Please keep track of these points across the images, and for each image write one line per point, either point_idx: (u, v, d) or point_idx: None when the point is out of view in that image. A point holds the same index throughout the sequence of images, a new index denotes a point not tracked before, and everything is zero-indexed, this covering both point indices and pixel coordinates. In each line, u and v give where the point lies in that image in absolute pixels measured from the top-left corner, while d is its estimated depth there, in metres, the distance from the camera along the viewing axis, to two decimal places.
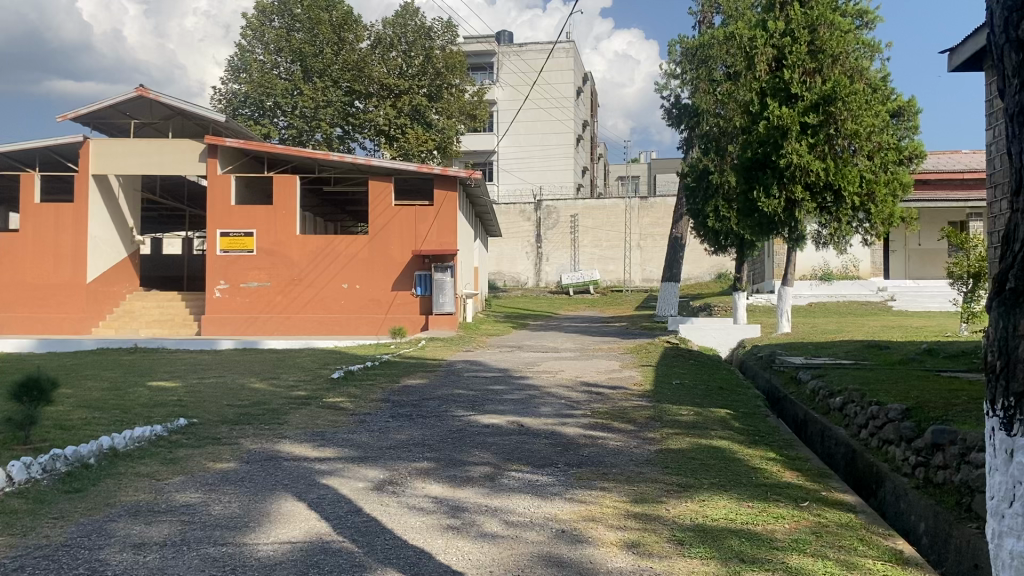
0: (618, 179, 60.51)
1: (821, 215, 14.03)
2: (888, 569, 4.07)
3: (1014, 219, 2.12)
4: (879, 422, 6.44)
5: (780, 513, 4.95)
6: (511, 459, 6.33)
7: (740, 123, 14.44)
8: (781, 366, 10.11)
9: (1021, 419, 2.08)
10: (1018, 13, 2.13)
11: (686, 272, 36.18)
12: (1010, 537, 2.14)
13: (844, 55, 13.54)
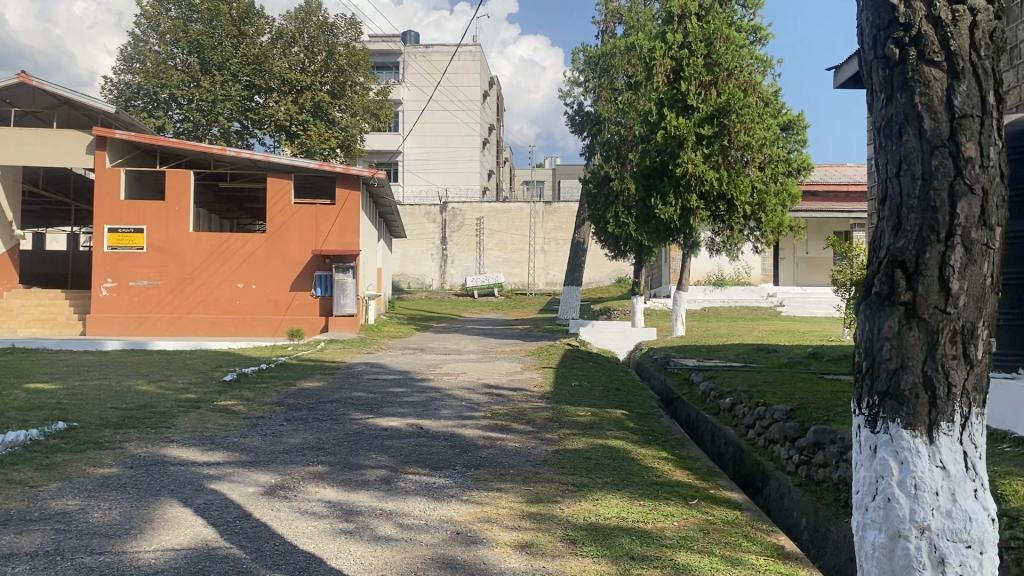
0: (522, 184, 60.98)
1: (714, 223, 14.49)
2: (770, 564, 4.22)
3: (876, 228, 2.21)
4: (765, 422, 6.68)
5: (671, 511, 5.08)
6: (409, 461, 6.29)
7: (639, 132, 14.75)
8: (676, 368, 10.38)
9: (884, 418, 2.19)
10: (884, 29, 2.21)
11: (589, 276, 36.82)
12: (873, 530, 2.25)
13: (738, 69, 14.04)
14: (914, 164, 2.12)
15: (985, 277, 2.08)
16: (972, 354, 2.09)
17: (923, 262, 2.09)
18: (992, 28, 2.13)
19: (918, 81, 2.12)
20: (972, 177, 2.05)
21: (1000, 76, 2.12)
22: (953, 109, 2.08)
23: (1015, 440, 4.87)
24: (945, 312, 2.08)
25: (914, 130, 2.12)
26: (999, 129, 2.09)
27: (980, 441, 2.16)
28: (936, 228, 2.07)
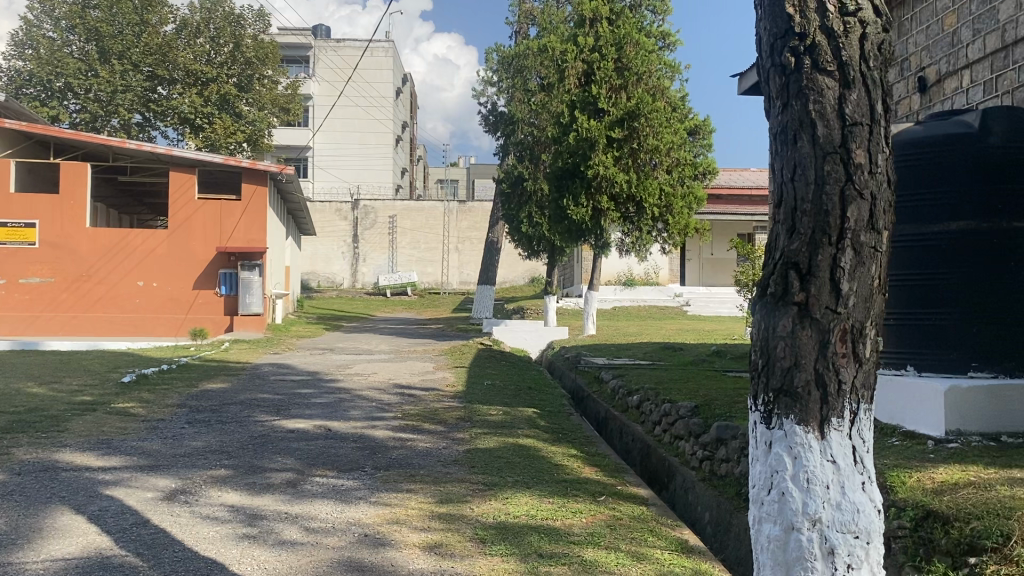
0: (436, 182, 60.80)
1: (624, 224, 14.76)
2: (675, 558, 4.32)
3: (772, 230, 2.27)
4: (671, 419, 6.84)
5: (579, 508, 5.15)
6: (316, 464, 6.17)
7: (551, 134, 14.88)
8: (586, 366, 10.50)
9: (778, 414, 2.26)
10: (781, 38, 2.26)
11: (502, 276, 36.95)
12: (767, 523, 2.31)
13: (647, 73, 14.35)
14: (808, 169, 2.18)
15: (873, 279, 2.16)
16: (861, 352, 2.17)
17: (815, 264, 2.16)
18: (880, 40, 2.21)
19: (811, 90, 2.18)
20: (862, 183, 2.13)
21: (887, 87, 2.20)
22: (844, 117, 2.15)
23: (903, 434, 5.13)
24: (835, 311, 2.15)
25: (809, 136, 2.18)
26: (886, 138, 2.18)
27: (868, 436, 2.25)
28: (827, 232, 2.14)
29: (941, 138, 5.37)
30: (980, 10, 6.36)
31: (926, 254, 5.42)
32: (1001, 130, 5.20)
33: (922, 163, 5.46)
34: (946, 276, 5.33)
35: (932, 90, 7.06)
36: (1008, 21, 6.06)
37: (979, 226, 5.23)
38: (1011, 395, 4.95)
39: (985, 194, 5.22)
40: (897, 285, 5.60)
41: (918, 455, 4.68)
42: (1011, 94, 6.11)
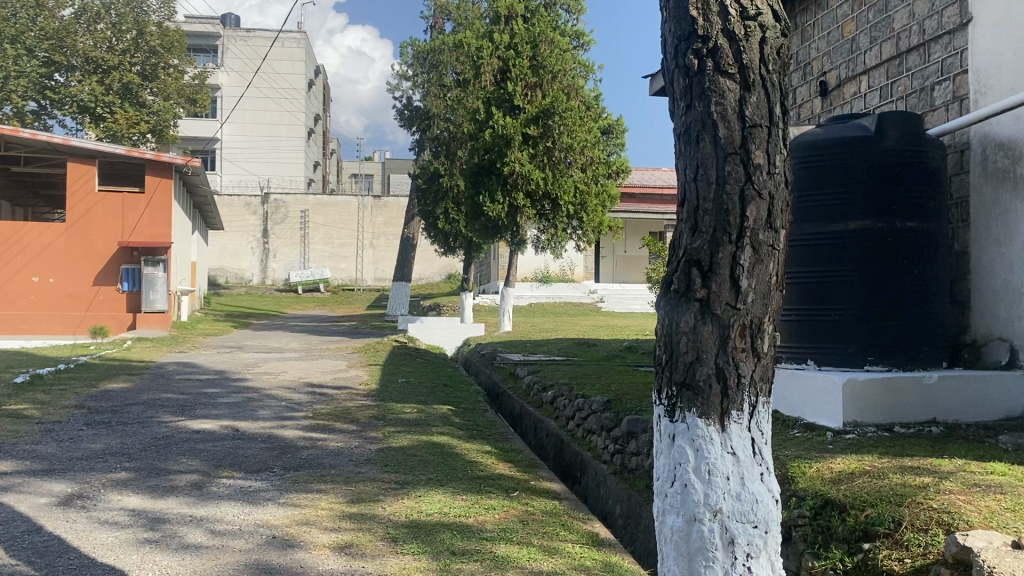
0: (350, 177, 60.00)
1: (539, 222, 14.85)
2: (586, 552, 4.37)
3: (676, 229, 2.31)
4: (584, 413, 6.93)
5: (492, 504, 5.16)
6: (222, 465, 6.01)
7: (467, 130, 14.82)
8: (501, 363, 10.52)
9: (681, 407, 2.30)
10: (685, 40, 2.30)
11: (418, 272, 36.75)
12: (671, 515, 2.36)
13: (562, 72, 14.47)
14: (710, 169, 2.22)
15: (771, 276, 2.22)
16: (759, 348, 2.24)
17: (716, 260, 2.21)
18: (779, 45, 2.27)
19: (713, 92, 2.22)
20: (761, 183, 2.19)
21: (785, 91, 2.26)
22: (744, 119, 2.20)
23: (804, 426, 5.32)
24: (735, 308, 2.21)
25: (711, 137, 2.22)
26: (785, 140, 2.24)
27: (766, 429, 2.31)
28: (728, 230, 2.19)
29: (840, 141, 5.59)
30: (877, 19, 6.65)
31: (825, 252, 5.63)
32: (894, 135, 5.47)
33: (821, 164, 5.67)
34: (844, 274, 5.55)
35: (832, 94, 7.33)
36: (903, 29, 6.36)
37: (875, 226, 5.46)
38: (904, 387, 5.20)
39: (880, 196, 5.46)
40: (799, 282, 5.80)
41: (817, 446, 4.87)
42: (904, 100, 6.40)
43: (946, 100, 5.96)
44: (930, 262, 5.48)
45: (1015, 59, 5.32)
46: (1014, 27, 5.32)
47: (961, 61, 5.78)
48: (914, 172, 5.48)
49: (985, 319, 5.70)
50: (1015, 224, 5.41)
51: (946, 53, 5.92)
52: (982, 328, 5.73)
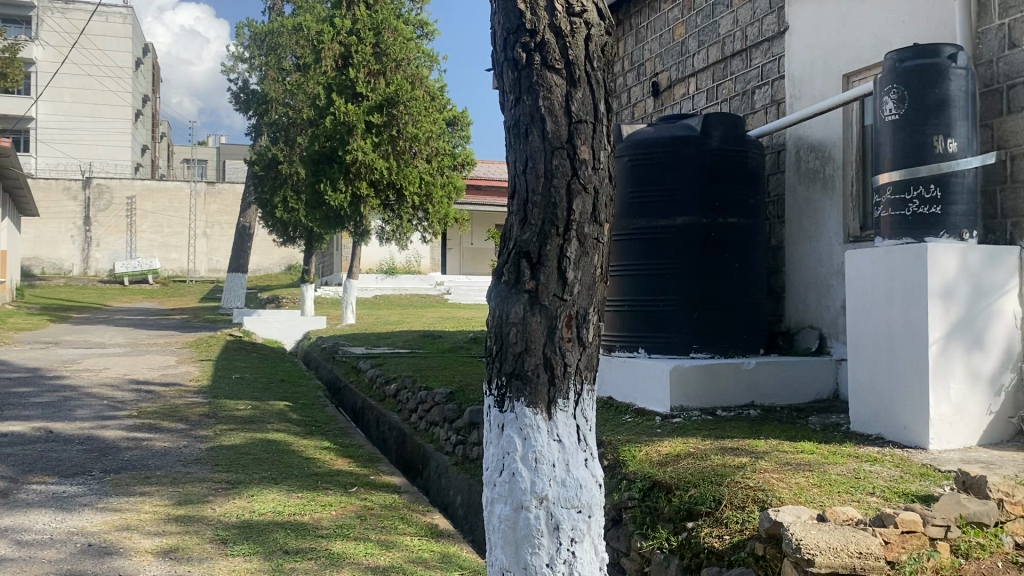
0: (182, 162, 57.11)
1: (383, 212, 14.66)
2: (423, 544, 4.36)
3: (506, 220, 2.31)
4: (426, 406, 6.92)
5: (328, 500, 5.04)
6: (32, 470, 5.56)
7: (307, 116, 14.40)
8: (343, 357, 10.33)
9: (510, 397, 2.33)
10: (513, 33, 2.29)
11: (256, 263, 35.53)
12: (499, 504, 2.37)
13: (405, 61, 14.37)
14: (538, 162, 2.24)
15: (595, 268, 2.28)
16: (585, 337, 2.29)
17: (545, 253, 2.24)
18: (603, 43, 2.32)
19: (541, 86, 2.24)
20: (587, 178, 2.23)
21: (609, 88, 2.31)
22: (570, 114, 2.23)
23: (635, 411, 5.55)
24: (562, 298, 2.25)
25: (539, 131, 2.24)
26: (609, 136, 2.29)
27: (591, 415, 2.38)
28: (555, 223, 2.23)
29: (669, 140, 5.84)
30: (704, 23, 7.00)
31: (655, 245, 5.86)
32: (718, 135, 5.79)
33: (651, 161, 5.89)
34: (672, 266, 5.80)
35: (664, 94, 7.63)
36: (727, 35, 6.72)
37: (701, 221, 5.76)
38: (726, 373, 5.52)
39: (706, 193, 5.76)
40: (630, 274, 6.00)
41: (647, 430, 5.08)
42: (729, 102, 6.76)
43: (765, 103, 6.35)
44: (748, 255, 5.87)
45: (825, 67, 5.74)
46: (824, 38, 5.75)
47: (778, 67, 6.18)
48: (735, 171, 5.84)
49: (798, 308, 6.14)
50: (824, 220, 5.85)
51: (766, 59, 6.31)
52: (794, 316, 6.17)
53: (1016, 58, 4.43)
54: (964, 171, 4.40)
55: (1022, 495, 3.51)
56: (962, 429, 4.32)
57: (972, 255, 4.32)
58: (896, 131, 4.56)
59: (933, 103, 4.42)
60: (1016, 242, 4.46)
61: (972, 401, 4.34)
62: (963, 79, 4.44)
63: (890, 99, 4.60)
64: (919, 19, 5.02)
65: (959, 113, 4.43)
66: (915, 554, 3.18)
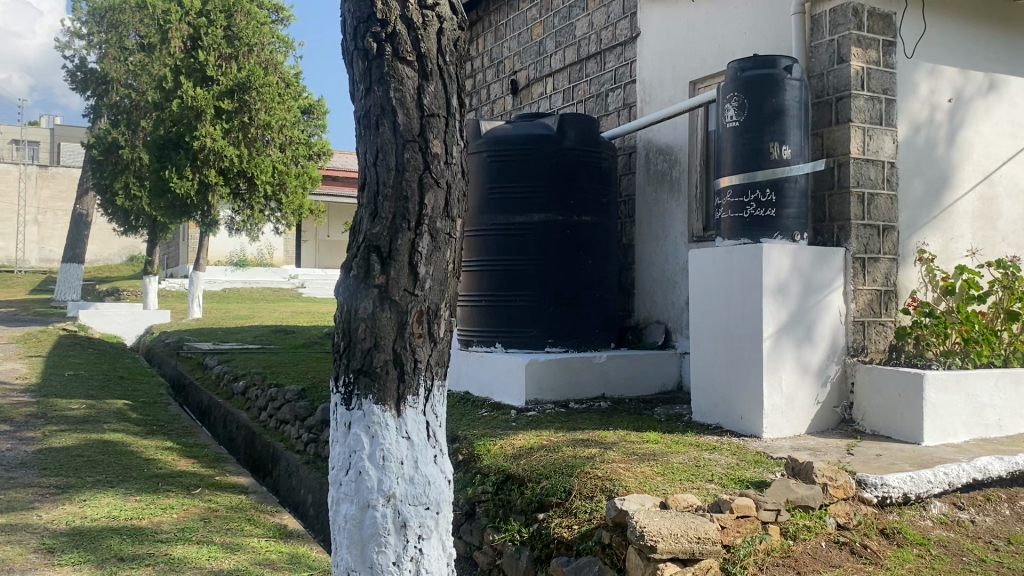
0: (9, 143, 52.88)
1: (233, 200, 14.12)
2: (272, 545, 4.22)
3: (355, 212, 2.24)
4: (276, 403, 6.73)
5: (169, 504, 4.80)
6: None
7: (151, 99, 13.70)
8: (188, 352, 9.88)
9: (357, 395, 2.27)
10: (364, 22, 2.21)
11: (94, 253, 33.40)
12: (345, 503, 2.31)
13: (258, 46, 13.94)
14: (389, 155, 2.18)
15: (447, 263, 2.25)
16: (435, 332, 2.26)
17: (395, 247, 2.18)
18: (456, 37, 2.28)
19: (392, 77, 2.17)
20: (439, 173, 2.19)
21: (462, 83, 2.28)
22: (422, 107, 2.18)
23: (490, 405, 5.60)
24: (413, 294, 2.21)
25: (390, 123, 2.17)
26: (461, 131, 2.26)
27: (440, 411, 2.36)
28: (407, 217, 2.18)
29: (525, 138, 5.90)
30: (560, 24, 7.14)
31: (512, 242, 5.91)
32: (573, 135, 5.91)
33: (507, 159, 5.92)
34: (529, 262, 5.87)
35: (522, 92, 7.72)
36: (583, 37, 6.88)
37: (557, 219, 5.86)
38: (578, 366, 5.65)
39: (561, 191, 5.87)
40: (487, 270, 6.02)
41: (502, 424, 5.14)
42: (584, 103, 6.93)
43: (618, 106, 6.54)
44: (599, 253, 6.04)
45: (673, 73, 5.98)
46: (673, 46, 5.99)
47: (630, 72, 6.38)
48: (588, 170, 5.99)
49: (646, 305, 6.37)
50: (671, 221, 6.09)
51: (619, 63, 6.50)
52: (643, 312, 6.40)
53: (844, 73, 4.76)
54: (797, 176, 4.68)
55: (843, 479, 3.77)
56: (793, 418, 4.61)
57: (802, 255, 4.61)
58: (737, 137, 4.81)
59: (770, 111, 4.68)
60: (841, 244, 4.79)
61: (801, 392, 4.64)
62: (797, 90, 4.72)
63: (732, 106, 4.85)
64: (758, 32, 5.31)
65: (794, 122, 4.70)
66: (749, 537, 3.37)
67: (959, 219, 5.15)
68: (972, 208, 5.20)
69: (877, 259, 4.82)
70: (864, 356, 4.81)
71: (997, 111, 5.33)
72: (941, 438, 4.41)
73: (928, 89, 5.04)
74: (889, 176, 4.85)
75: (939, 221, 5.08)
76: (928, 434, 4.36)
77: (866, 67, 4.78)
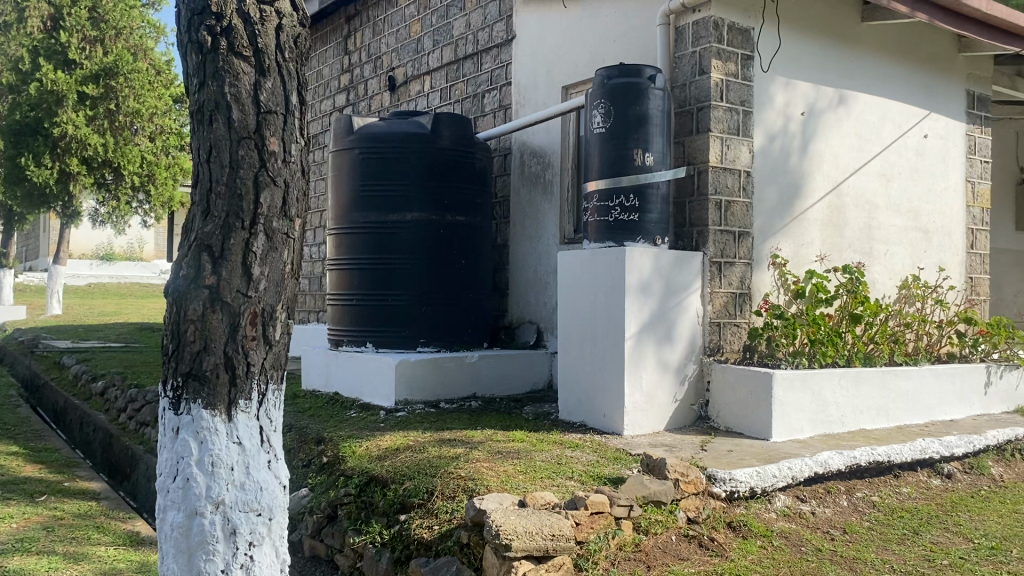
0: None
1: (98, 191, 13.60)
2: (120, 553, 4.03)
3: (188, 210, 2.18)
4: (137, 404, 6.47)
5: (9, 513, 4.52)
6: None
7: (6, 80, 12.90)
8: (44, 351, 9.33)
9: (186, 399, 2.21)
10: (198, 14, 2.15)
11: None
12: (171, 511, 2.25)
13: (127, 29, 13.40)
14: (222, 152, 2.12)
15: (284, 264, 2.21)
16: (271, 335, 2.22)
17: (227, 247, 2.13)
18: (296, 34, 2.24)
19: (227, 72, 2.12)
20: (275, 171, 2.15)
21: (303, 80, 2.25)
22: (258, 104, 2.13)
23: (360, 406, 5.57)
24: (246, 295, 2.16)
25: (224, 119, 2.12)
26: (300, 129, 2.22)
27: (275, 416, 2.32)
28: (240, 217, 2.13)
29: (398, 136, 5.85)
30: (438, 23, 7.14)
31: (384, 241, 5.85)
32: (447, 135, 5.93)
33: (381, 157, 5.85)
34: (401, 261, 5.83)
35: (399, 89, 7.66)
36: (460, 37, 6.91)
37: (430, 218, 5.85)
38: (448, 366, 5.66)
39: (435, 191, 5.87)
40: (358, 268, 5.94)
41: (369, 425, 5.09)
42: (461, 103, 6.93)
43: (494, 107, 6.58)
44: (473, 253, 6.08)
45: (547, 77, 6.07)
46: (547, 50, 6.07)
47: (506, 74, 6.43)
48: (462, 170, 6.00)
49: (518, 305, 6.45)
50: (543, 222, 6.18)
51: (495, 64, 6.54)
52: (516, 312, 6.48)
53: (704, 84, 4.94)
54: (660, 181, 4.83)
55: (694, 474, 3.89)
56: (651, 416, 4.77)
57: (663, 258, 4.76)
58: (603, 142, 4.92)
59: (634, 118, 4.81)
60: (699, 248, 4.97)
61: (660, 391, 4.79)
62: (661, 99, 4.87)
63: (598, 113, 4.96)
64: (627, 41, 5.45)
65: (656, 130, 4.84)
66: (601, 533, 3.45)
67: (809, 226, 5.44)
68: (821, 216, 5.50)
69: (733, 263, 5.04)
70: (720, 356, 5.02)
71: (846, 124, 5.64)
72: (788, 434, 4.65)
73: (783, 101, 5.29)
74: (744, 184, 5.08)
75: (791, 227, 5.34)
76: (776, 430, 4.59)
77: (724, 79, 4.98)
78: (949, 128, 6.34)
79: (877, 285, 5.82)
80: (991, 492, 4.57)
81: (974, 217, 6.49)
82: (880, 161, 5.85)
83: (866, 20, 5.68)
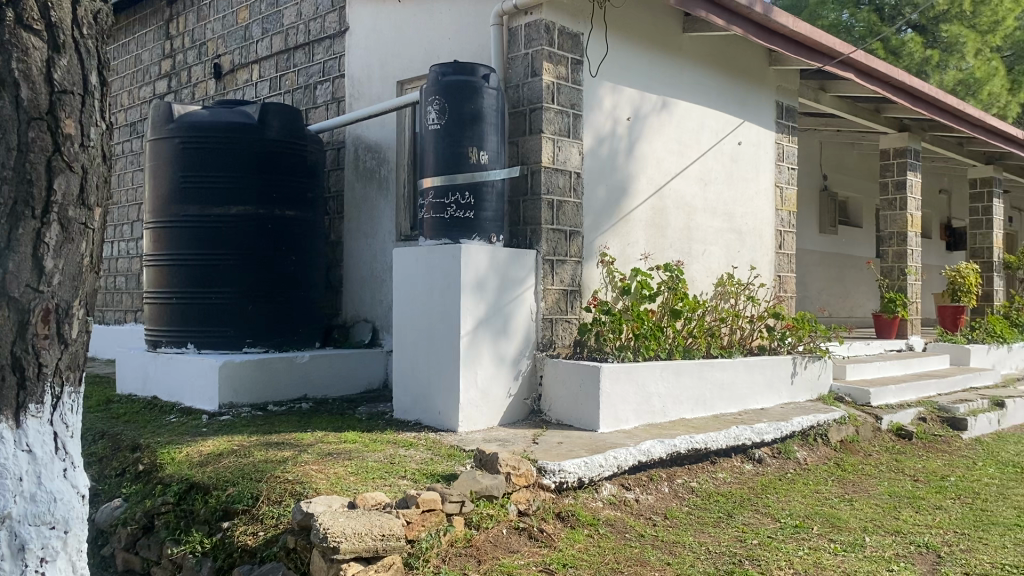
0: None
1: None
2: None
3: None
4: None
5: None
6: None
7: None
8: None
9: None
10: None
11: None
12: None
13: None
14: (8, 133, 1.94)
15: (82, 256, 2.06)
16: (66, 333, 2.06)
17: (15, 237, 1.95)
18: (95, 10, 2.09)
19: (13, 45, 1.93)
20: (71, 156, 2.00)
21: (103, 60, 2.09)
22: (51, 83, 1.96)
23: (181, 410, 5.29)
24: (37, 290, 1.99)
25: (9, 97, 1.93)
26: (100, 112, 2.07)
27: (72, 421, 2.16)
28: (30, 204, 1.96)
29: (223, 125, 5.59)
30: (266, 11, 6.90)
31: (208, 235, 5.57)
32: (277, 126, 5.72)
33: (205, 146, 5.57)
34: (227, 257, 5.57)
35: (225, 77, 7.34)
36: (291, 26, 6.70)
37: (258, 212, 5.64)
38: (277, 366, 5.48)
39: (263, 184, 5.66)
40: (178, 265, 5.62)
41: (190, 430, 4.83)
42: (291, 94, 6.73)
43: (327, 100, 6.42)
44: (304, 249, 5.91)
45: (382, 71, 5.99)
46: (381, 44, 5.99)
47: (338, 66, 6.30)
48: (292, 163, 5.82)
49: (352, 303, 6.34)
50: (379, 219, 6.10)
51: (327, 56, 6.39)
52: (350, 310, 6.36)
53: (536, 85, 5.03)
54: (493, 181, 4.87)
55: (525, 467, 3.95)
56: (485, 412, 4.80)
57: (498, 255, 4.81)
58: (437, 139, 4.90)
59: (468, 116, 4.82)
60: (532, 246, 5.05)
61: (494, 387, 4.84)
62: (494, 98, 4.92)
63: (433, 109, 4.93)
64: (461, 38, 5.47)
65: (490, 129, 4.89)
66: (432, 531, 3.43)
67: (634, 226, 5.66)
68: (645, 217, 5.73)
69: (564, 261, 5.17)
70: (552, 351, 5.13)
71: (668, 128, 5.92)
72: (614, 425, 4.82)
73: (610, 104, 5.48)
74: (574, 185, 5.21)
75: (618, 227, 5.54)
76: (603, 422, 4.75)
77: (556, 81, 5.10)
78: (760, 136, 6.79)
79: (695, 283, 6.15)
80: (795, 474, 4.93)
81: (782, 220, 6.98)
82: (698, 164, 6.18)
83: (688, 30, 5.96)
